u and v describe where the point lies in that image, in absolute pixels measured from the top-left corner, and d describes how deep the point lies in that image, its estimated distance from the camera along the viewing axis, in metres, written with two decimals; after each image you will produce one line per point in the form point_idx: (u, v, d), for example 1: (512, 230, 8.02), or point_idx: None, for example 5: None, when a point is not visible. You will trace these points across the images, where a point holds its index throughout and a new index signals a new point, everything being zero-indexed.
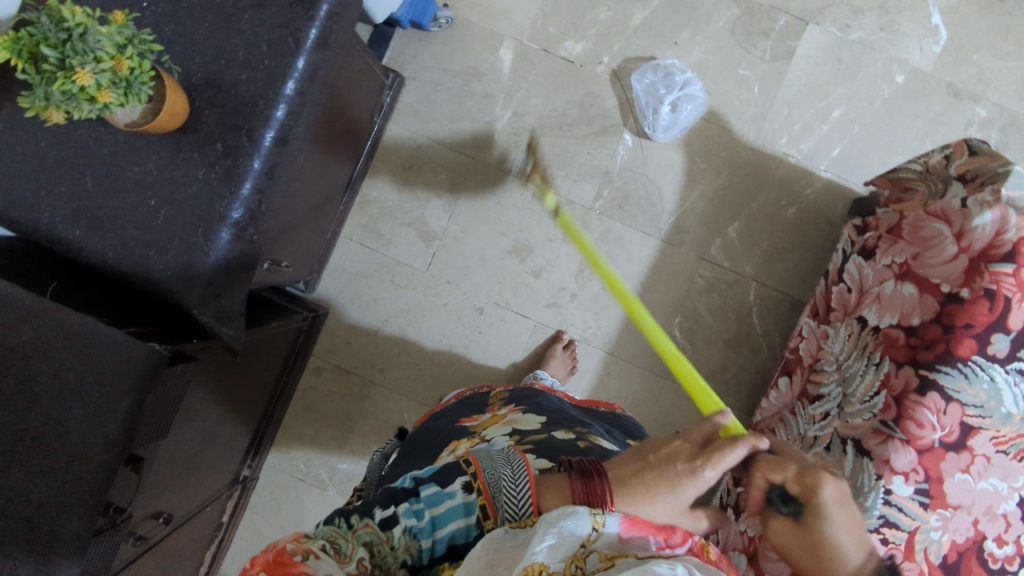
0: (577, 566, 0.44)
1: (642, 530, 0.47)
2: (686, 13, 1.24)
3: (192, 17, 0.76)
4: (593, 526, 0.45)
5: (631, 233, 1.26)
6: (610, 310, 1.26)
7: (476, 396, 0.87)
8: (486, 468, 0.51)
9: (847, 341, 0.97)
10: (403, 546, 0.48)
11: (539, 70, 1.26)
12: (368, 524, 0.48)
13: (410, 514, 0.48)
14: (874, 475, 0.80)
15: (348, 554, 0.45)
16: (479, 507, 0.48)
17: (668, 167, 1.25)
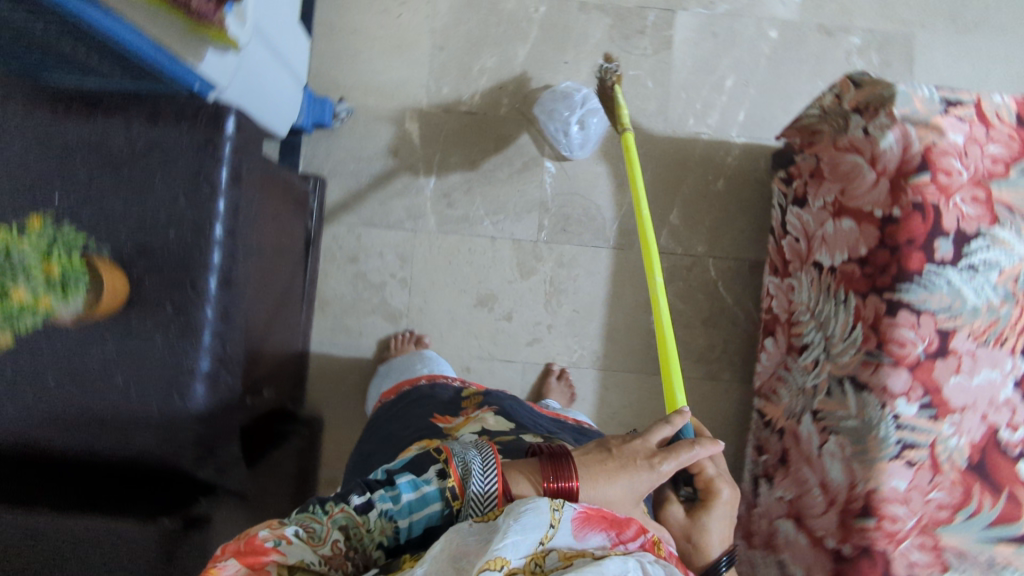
0: (536, 563, 0.46)
1: (595, 528, 0.50)
2: (563, 36, 1.30)
3: (105, 194, 0.77)
4: (550, 520, 0.47)
5: (583, 251, 1.29)
6: (589, 329, 1.28)
7: (443, 387, 0.95)
8: (459, 461, 0.55)
9: (812, 288, 1.01)
10: (377, 529, 0.51)
11: (448, 130, 1.29)
12: (343, 508, 0.51)
13: (385, 499, 0.52)
14: (879, 406, 0.82)
15: (321, 538, 0.49)
16: (447, 494, 0.52)
17: (596, 179, 1.29)
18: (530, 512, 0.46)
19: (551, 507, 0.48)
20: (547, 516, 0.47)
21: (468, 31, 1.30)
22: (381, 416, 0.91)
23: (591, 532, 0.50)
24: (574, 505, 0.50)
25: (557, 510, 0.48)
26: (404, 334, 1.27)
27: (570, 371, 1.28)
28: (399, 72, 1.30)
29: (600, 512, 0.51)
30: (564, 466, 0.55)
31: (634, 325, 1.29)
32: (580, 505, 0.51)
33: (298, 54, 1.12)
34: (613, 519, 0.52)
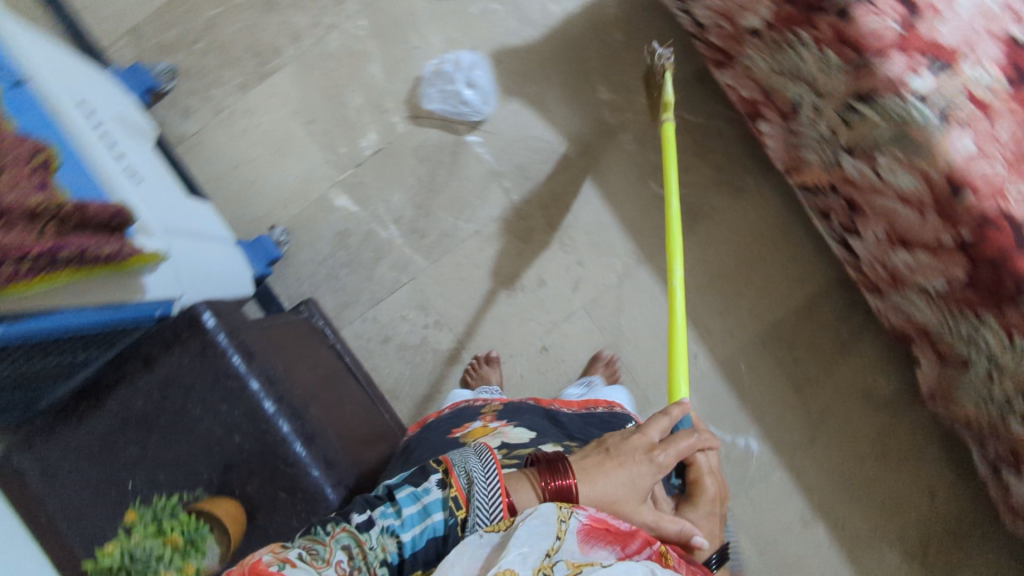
0: (545, 573, 0.44)
1: (598, 543, 0.49)
2: (397, 29, 1.28)
3: (165, 450, 0.79)
4: (558, 529, 0.48)
5: (556, 180, 1.26)
6: (612, 236, 1.25)
7: (469, 408, 0.90)
8: (460, 467, 0.56)
9: (766, 55, 1.01)
10: (381, 545, 0.52)
11: (370, 178, 1.27)
12: (345, 529, 0.53)
13: (387, 516, 0.53)
14: (897, 97, 0.82)
15: (326, 557, 0.50)
16: (449, 502, 0.54)
17: (517, 116, 1.27)
18: (542, 518, 0.49)
19: (558, 518, 0.49)
20: (556, 525, 0.48)
21: (320, 88, 1.27)
22: (404, 446, 0.86)
23: (596, 542, 0.49)
24: (581, 517, 0.51)
25: (564, 520, 0.49)
26: (482, 357, 1.22)
27: (625, 283, 1.24)
28: (292, 166, 1.26)
29: (605, 524, 0.51)
30: (564, 470, 0.56)
31: (644, 204, 1.25)
32: (585, 514, 0.51)
33: (210, 219, 1.13)
34: (616, 531, 0.51)
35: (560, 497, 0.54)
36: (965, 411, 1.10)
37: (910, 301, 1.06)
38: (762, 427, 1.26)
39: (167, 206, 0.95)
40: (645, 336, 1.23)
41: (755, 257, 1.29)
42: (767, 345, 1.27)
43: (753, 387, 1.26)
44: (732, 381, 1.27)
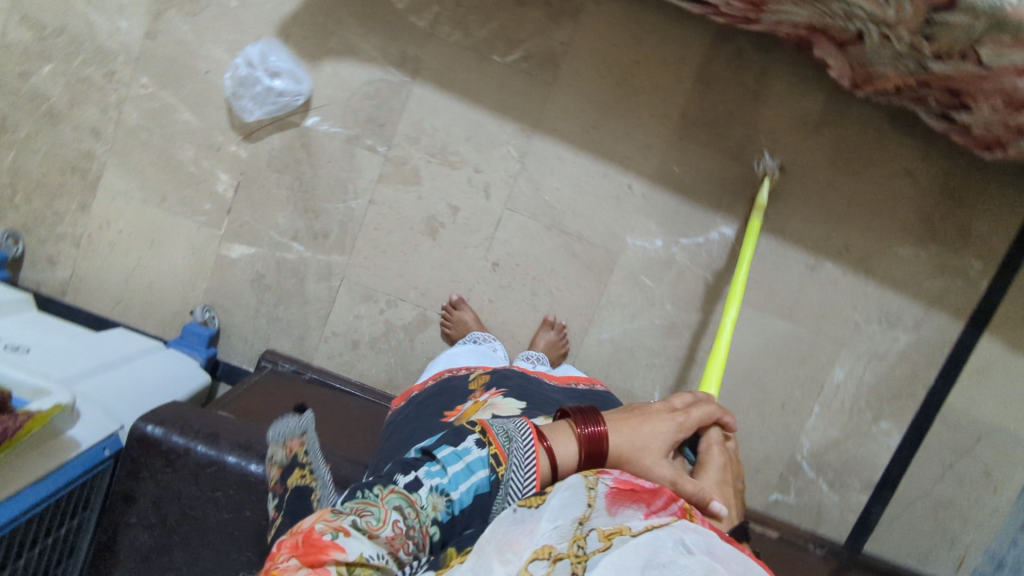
0: (579, 545, 0.47)
1: (626, 505, 0.52)
2: (173, 63, 1.17)
3: (201, 555, 0.82)
4: (587, 498, 0.52)
5: (410, 111, 1.19)
6: (492, 130, 1.21)
7: (454, 379, 0.88)
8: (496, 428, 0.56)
9: None
10: (432, 505, 0.50)
11: (244, 214, 1.21)
12: (395, 490, 0.50)
13: (432, 475, 0.51)
14: None
15: (382, 519, 0.47)
16: (490, 459, 0.53)
17: (337, 74, 1.18)
18: (572, 490, 0.52)
19: (588, 486, 0.53)
20: (585, 493, 0.52)
21: (145, 166, 1.19)
22: (389, 427, 0.83)
23: (623, 504, 0.52)
24: (609, 482, 0.55)
25: (592, 487, 0.53)
26: (447, 303, 1.23)
27: (529, 159, 1.22)
28: (170, 247, 1.21)
29: (631, 487, 0.55)
30: (597, 417, 0.59)
31: (500, 81, 1.19)
32: (612, 478, 0.56)
33: (123, 341, 1.09)
34: (643, 491, 0.55)
35: (592, 443, 0.57)
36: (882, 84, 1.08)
37: (780, 14, 1.02)
38: (726, 211, 1.23)
39: (64, 359, 0.93)
40: (580, 198, 1.23)
41: (630, 58, 1.19)
42: (685, 136, 1.21)
43: (697, 181, 1.23)
44: (676, 188, 1.23)
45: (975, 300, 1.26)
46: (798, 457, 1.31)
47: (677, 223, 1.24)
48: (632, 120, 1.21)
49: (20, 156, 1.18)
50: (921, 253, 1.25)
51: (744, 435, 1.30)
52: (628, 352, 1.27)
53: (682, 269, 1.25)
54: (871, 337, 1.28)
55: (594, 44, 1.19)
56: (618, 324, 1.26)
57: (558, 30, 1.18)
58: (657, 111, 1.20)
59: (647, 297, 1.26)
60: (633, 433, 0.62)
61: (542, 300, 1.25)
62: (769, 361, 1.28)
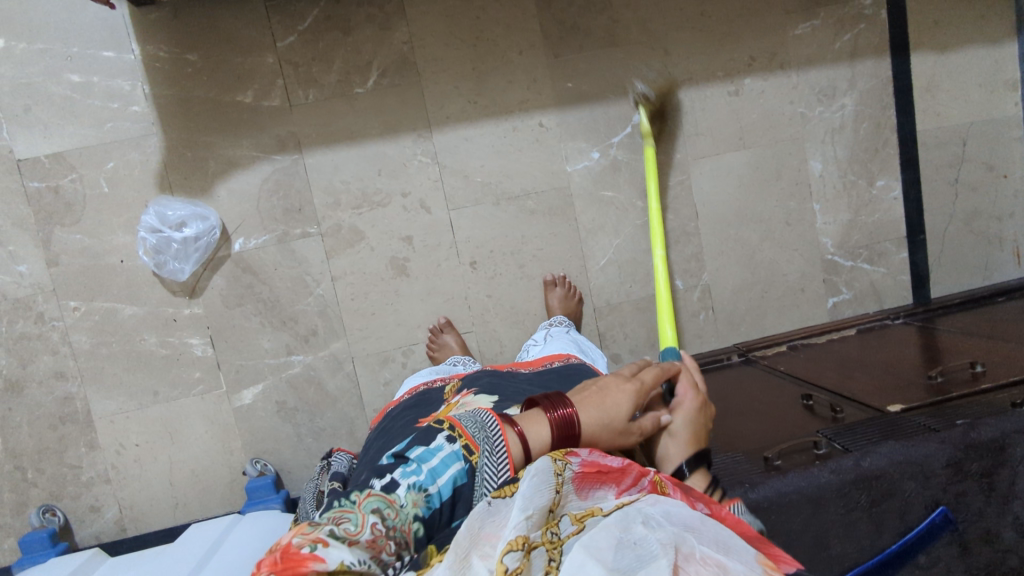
0: (553, 530, 0.55)
1: (592, 486, 0.61)
2: (87, 274, 1.15)
3: None
4: (555, 483, 0.57)
5: (317, 182, 1.19)
6: (397, 153, 1.21)
7: (429, 391, 0.95)
8: (464, 424, 0.64)
9: None
10: (412, 501, 0.56)
11: (233, 361, 1.20)
12: (370, 494, 0.55)
13: (407, 475, 0.57)
14: None
15: (361, 522, 0.51)
16: (463, 451, 0.61)
17: (234, 192, 1.17)
18: (539, 476, 0.57)
19: (556, 471, 0.58)
20: (552, 479, 0.58)
21: (122, 375, 1.17)
22: (370, 439, 0.89)
23: (592, 489, 0.60)
24: (576, 465, 0.60)
25: (561, 473, 0.59)
26: (430, 333, 1.23)
27: (443, 157, 1.22)
28: (188, 431, 1.20)
29: (597, 464, 0.61)
30: (563, 401, 0.66)
31: (375, 107, 1.20)
32: (578, 461, 0.61)
33: (200, 536, 1.11)
34: (611, 469, 0.62)
35: (563, 424, 0.65)
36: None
37: None
38: (633, 91, 1.24)
39: None
40: (506, 161, 1.23)
41: (468, 17, 1.20)
42: (559, 52, 1.22)
43: (594, 84, 1.24)
44: (579, 101, 1.23)
45: (886, 31, 1.29)
46: (829, 257, 1.33)
47: (601, 129, 1.25)
48: (505, 68, 1.21)
49: (7, 438, 1.15)
50: (817, 21, 1.27)
51: (772, 267, 1.31)
52: (631, 263, 1.28)
53: (629, 166, 1.26)
54: (821, 118, 1.29)
55: (431, 25, 1.19)
56: (606, 246, 1.27)
57: (393, 33, 1.19)
58: (521, 47, 1.21)
59: (617, 207, 1.27)
60: (603, 409, 0.68)
61: (532, 267, 1.26)
62: (752, 193, 1.29)
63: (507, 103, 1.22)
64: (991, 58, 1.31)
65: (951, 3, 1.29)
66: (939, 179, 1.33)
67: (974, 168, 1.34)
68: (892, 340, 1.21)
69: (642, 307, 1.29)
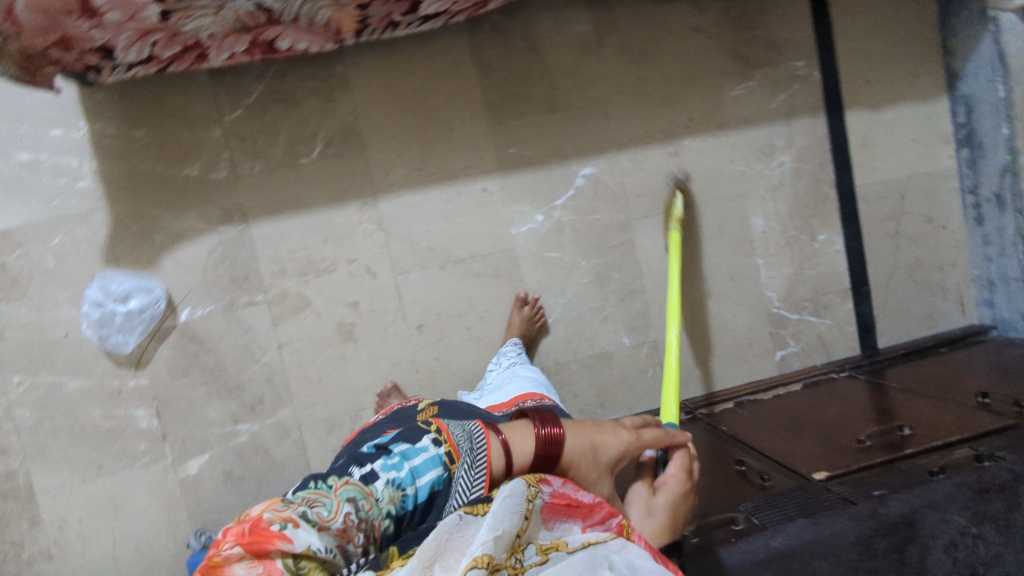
0: (516, 556, 0.58)
1: (561, 519, 0.64)
2: (32, 348, 1.16)
3: None
4: (526, 508, 0.59)
5: (264, 252, 1.21)
6: (342, 220, 1.22)
7: None
8: (451, 431, 0.67)
9: (197, 19, 0.95)
10: (388, 497, 0.59)
11: (180, 431, 1.20)
12: (348, 482, 0.59)
13: (388, 470, 0.61)
14: None
15: (334, 508, 0.55)
16: (445, 456, 0.64)
17: (180, 263, 1.19)
18: (512, 497, 0.59)
19: (529, 498, 0.60)
20: (524, 503, 0.60)
21: (66, 448, 1.17)
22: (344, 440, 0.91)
23: (559, 520, 0.63)
24: (547, 495, 0.63)
25: (533, 498, 0.61)
26: (378, 397, 1.24)
27: (388, 223, 1.24)
28: (133, 503, 1.19)
29: (567, 498, 0.65)
30: (557, 422, 0.70)
31: (320, 175, 1.22)
32: (549, 491, 0.64)
33: None
34: (578, 504, 0.65)
35: (547, 444, 0.67)
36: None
37: None
38: (575, 155, 1.27)
39: None
40: (451, 225, 1.25)
41: (411, 86, 1.23)
42: (501, 118, 1.25)
43: (535, 148, 1.26)
44: (522, 165, 1.26)
45: (820, 91, 1.32)
46: (775, 310, 1.34)
47: (544, 191, 1.27)
48: (448, 135, 1.24)
49: None
50: (753, 82, 1.30)
51: (719, 321, 1.32)
52: (578, 321, 1.29)
53: (573, 227, 1.28)
54: (761, 175, 1.32)
55: (374, 96, 1.22)
56: (552, 305, 1.28)
57: (338, 105, 1.21)
58: (463, 114, 1.24)
59: (563, 267, 1.28)
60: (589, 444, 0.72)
61: (479, 328, 1.27)
62: (696, 249, 1.31)
63: (450, 168, 1.25)
64: (924, 113, 1.35)
65: (884, 62, 1.33)
66: (880, 231, 1.35)
67: (914, 220, 1.36)
68: (834, 393, 1.22)
69: (591, 365, 1.30)
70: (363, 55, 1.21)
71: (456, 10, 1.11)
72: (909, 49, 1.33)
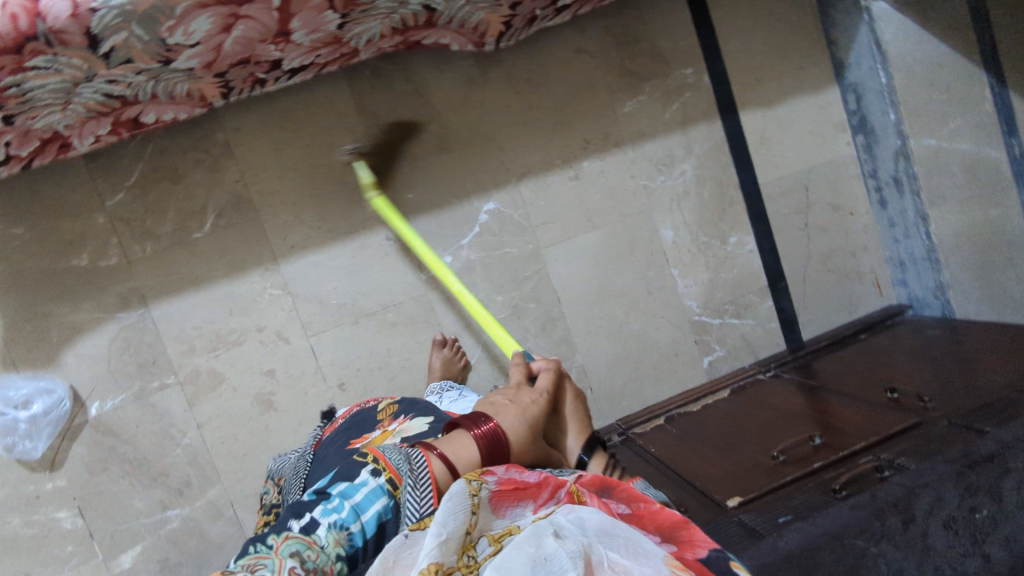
0: (468, 554, 0.55)
1: (510, 504, 0.61)
2: None
3: None
4: (471, 505, 0.57)
5: (169, 333, 1.18)
6: (246, 289, 1.20)
7: (365, 412, 0.97)
8: (388, 456, 0.63)
9: (51, 114, 0.92)
10: (333, 541, 0.54)
11: (107, 527, 1.16)
12: (287, 537, 0.53)
13: (328, 512, 0.56)
14: (93, 20, 0.79)
15: (277, 567, 0.50)
16: (387, 486, 0.60)
17: (82, 358, 1.15)
18: (455, 499, 0.56)
19: (472, 493, 0.58)
20: (468, 501, 0.57)
21: None
22: (309, 459, 0.92)
23: (509, 506, 0.61)
24: (493, 485, 0.61)
25: (477, 493, 0.58)
26: None
27: (293, 285, 1.22)
28: None
29: (513, 482, 0.62)
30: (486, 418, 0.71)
31: (216, 248, 1.19)
32: (495, 480, 0.61)
33: None
34: (527, 485, 0.63)
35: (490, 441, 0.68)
36: (498, 30, 1.15)
37: (362, 35, 1.03)
38: (474, 191, 1.26)
39: None
40: (358, 279, 1.23)
41: (299, 145, 1.21)
42: (394, 165, 1.23)
43: (434, 190, 1.26)
44: (422, 209, 1.25)
45: (711, 95, 1.33)
46: (696, 318, 1.34)
47: (449, 232, 1.26)
48: (342, 189, 1.23)
49: None
50: (644, 96, 1.31)
51: (643, 336, 1.33)
52: (502, 356, 1.29)
53: (483, 264, 1.27)
54: (665, 186, 1.32)
55: (261, 160, 1.20)
56: (473, 345, 1.27)
57: (225, 174, 1.19)
58: (355, 166, 1.23)
59: (478, 305, 1.27)
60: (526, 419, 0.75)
61: (402, 377, 1.25)
62: (609, 268, 1.31)
63: (350, 221, 1.23)
64: (815, 104, 1.36)
65: (768, 59, 1.34)
66: (790, 225, 1.36)
67: (821, 210, 1.37)
68: (759, 397, 1.23)
69: None
70: (242, 120, 1.19)
71: (324, 60, 1.09)
72: (792, 44, 1.35)
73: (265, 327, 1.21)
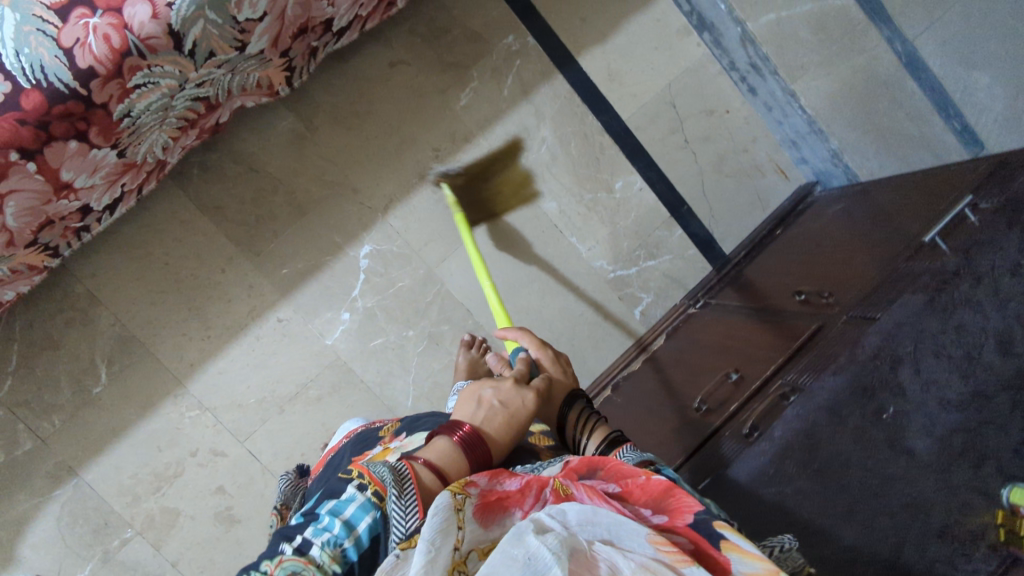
0: (460, 569, 0.43)
1: (497, 513, 0.48)
2: None
3: None
4: (457, 520, 0.44)
5: (111, 489, 1.17)
6: (166, 421, 1.19)
7: (367, 427, 0.79)
8: (374, 465, 0.50)
9: None
10: (330, 558, 0.44)
11: None
12: (282, 559, 0.44)
13: (319, 532, 0.46)
14: None
15: None
16: (374, 498, 0.48)
17: (38, 546, 1.14)
18: (441, 513, 0.44)
19: (453, 503, 0.45)
20: (454, 515, 0.44)
21: None
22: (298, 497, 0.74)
23: (494, 516, 0.47)
24: (472, 493, 0.47)
25: (461, 507, 0.45)
26: None
27: (206, 400, 1.19)
28: None
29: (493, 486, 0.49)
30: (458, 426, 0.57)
31: (121, 396, 1.17)
32: (475, 488, 0.48)
33: None
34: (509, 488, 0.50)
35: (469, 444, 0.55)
36: (286, 76, 1.07)
37: (152, 149, 0.98)
38: (345, 242, 1.22)
39: None
40: (267, 371, 1.21)
41: (156, 268, 1.17)
42: (257, 249, 1.20)
43: (307, 256, 1.21)
44: (302, 280, 1.21)
45: (543, 54, 1.26)
46: (612, 275, 1.29)
47: (337, 290, 1.22)
48: (216, 290, 1.19)
49: None
50: (475, 81, 1.24)
51: (566, 313, 1.28)
52: (437, 387, 1.25)
53: (383, 307, 1.24)
54: (531, 161, 1.26)
55: (127, 295, 1.17)
56: (405, 388, 1.25)
57: (98, 322, 1.16)
58: (221, 264, 1.19)
59: (393, 347, 1.24)
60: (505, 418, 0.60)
61: None
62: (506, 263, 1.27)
63: (234, 319, 1.20)
64: (650, 20, 1.29)
65: None
66: (670, 148, 1.30)
67: (696, 120, 1.31)
68: (691, 337, 1.19)
69: None
70: (92, 266, 1.15)
71: (136, 184, 1.04)
72: None
73: (197, 449, 1.19)
